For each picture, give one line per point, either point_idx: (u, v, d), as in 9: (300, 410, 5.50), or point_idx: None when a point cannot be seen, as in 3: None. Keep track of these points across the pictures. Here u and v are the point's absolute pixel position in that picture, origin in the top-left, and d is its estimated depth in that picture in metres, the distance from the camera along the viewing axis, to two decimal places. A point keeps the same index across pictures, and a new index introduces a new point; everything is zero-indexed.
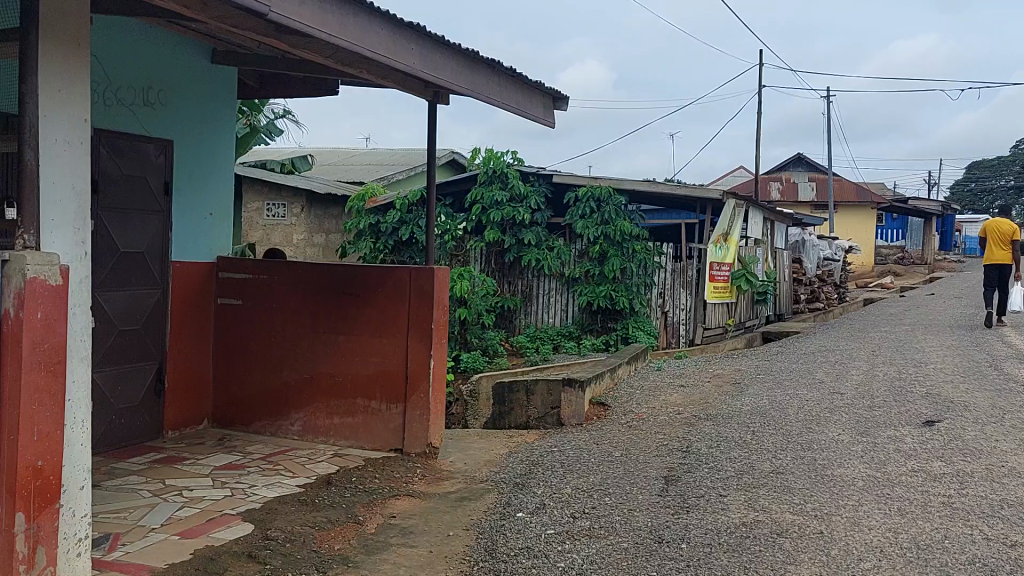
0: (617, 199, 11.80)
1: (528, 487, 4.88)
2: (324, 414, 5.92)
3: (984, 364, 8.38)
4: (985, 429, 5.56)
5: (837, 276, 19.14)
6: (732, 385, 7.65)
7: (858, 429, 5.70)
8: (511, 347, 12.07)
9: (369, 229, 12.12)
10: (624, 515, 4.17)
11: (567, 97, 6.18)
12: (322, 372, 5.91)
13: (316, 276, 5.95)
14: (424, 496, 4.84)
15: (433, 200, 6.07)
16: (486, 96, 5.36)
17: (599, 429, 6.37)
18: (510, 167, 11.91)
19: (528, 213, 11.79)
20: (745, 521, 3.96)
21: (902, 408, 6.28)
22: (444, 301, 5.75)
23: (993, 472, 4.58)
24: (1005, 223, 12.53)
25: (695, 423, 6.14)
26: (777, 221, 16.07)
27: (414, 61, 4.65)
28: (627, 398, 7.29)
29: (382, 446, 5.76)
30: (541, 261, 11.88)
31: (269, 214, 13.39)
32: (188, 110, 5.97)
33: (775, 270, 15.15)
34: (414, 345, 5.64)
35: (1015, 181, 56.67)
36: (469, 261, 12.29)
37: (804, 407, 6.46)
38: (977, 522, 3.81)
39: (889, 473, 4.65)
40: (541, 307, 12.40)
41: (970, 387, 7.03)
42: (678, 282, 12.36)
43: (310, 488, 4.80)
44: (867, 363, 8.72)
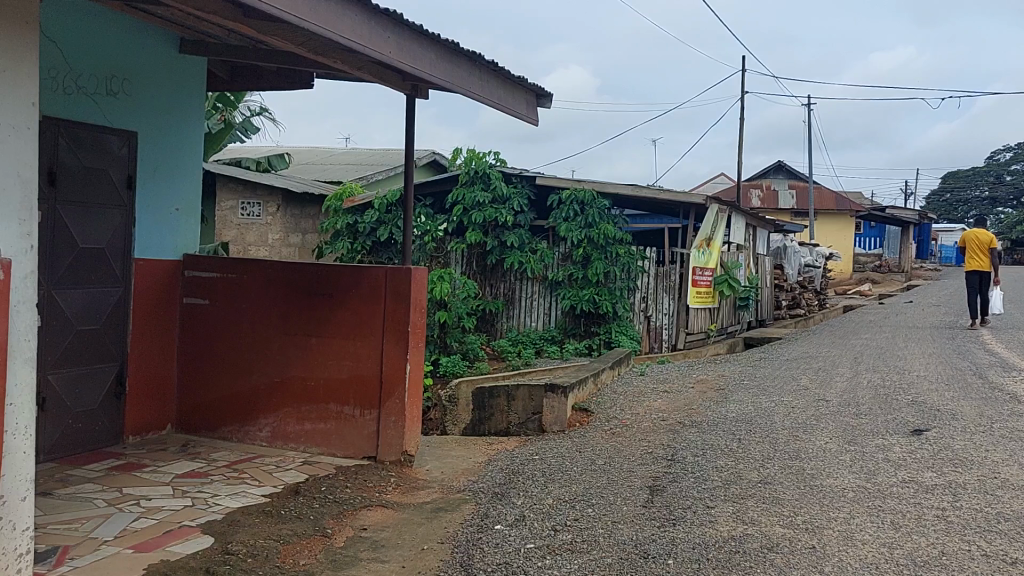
0: (601, 202, 11.63)
1: (507, 497, 4.69)
2: (295, 419, 5.70)
3: (968, 371, 8.28)
4: (975, 438, 5.43)
5: (818, 282, 19.15)
6: (717, 391, 7.51)
7: (846, 438, 5.54)
8: (492, 351, 11.86)
9: (346, 229, 11.92)
10: (607, 528, 3.98)
11: (551, 95, 5.98)
12: (292, 376, 5.69)
13: (287, 276, 5.73)
14: (397, 507, 4.63)
15: (411, 197, 5.88)
16: (466, 90, 5.15)
17: (581, 435, 6.19)
18: (492, 168, 11.75)
19: (511, 214, 11.62)
20: (733, 534, 3.78)
21: (889, 416, 6.14)
22: (422, 302, 5.54)
23: (987, 484, 4.41)
24: (984, 234, 12.55)
25: (679, 431, 5.97)
26: (759, 227, 16.03)
27: (391, 52, 4.45)
28: (610, 404, 7.11)
29: (355, 453, 5.54)
30: (524, 264, 11.70)
31: (243, 213, 13.12)
32: (153, 101, 5.73)
33: (757, 276, 15.08)
34: (390, 348, 5.42)
35: (989, 191, 57.31)
36: (449, 262, 12.10)
37: (790, 415, 6.30)
38: (975, 537, 3.63)
39: (879, 484, 4.48)
40: (522, 310, 12.19)
41: (956, 396, 6.90)
42: (662, 287, 12.23)
43: (276, 498, 4.59)
44: (851, 369, 8.61)
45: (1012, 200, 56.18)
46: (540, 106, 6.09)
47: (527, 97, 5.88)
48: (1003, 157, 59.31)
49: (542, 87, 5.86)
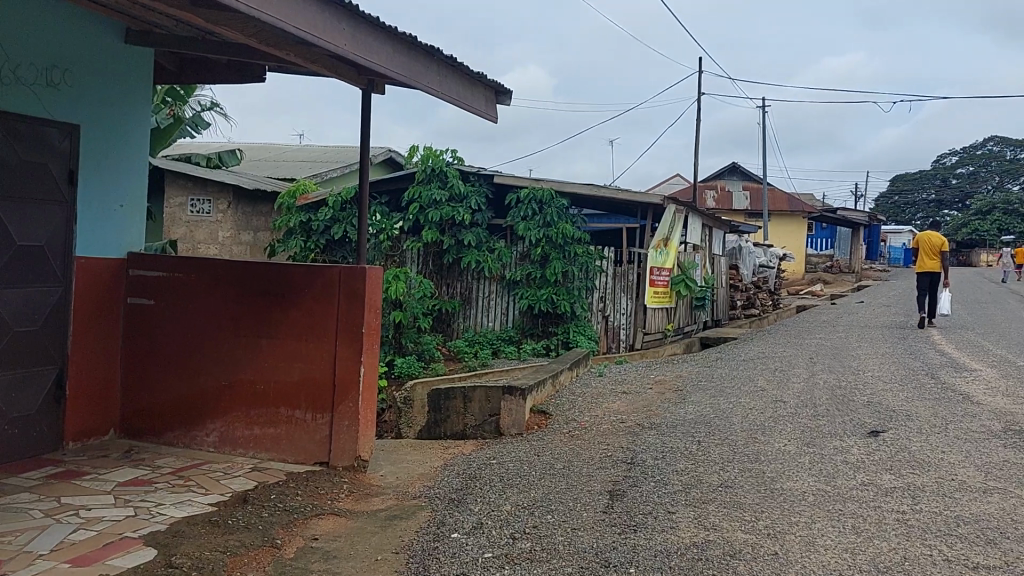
0: (559, 201, 11.57)
1: (464, 504, 4.58)
2: (245, 424, 5.53)
3: (920, 372, 8.37)
4: (931, 439, 5.45)
5: (773, 282, 19.35)
6: (676, 392, 7.48)
7: (805, 440, 5.53)
8: (448, 351, 11.73)
9: (299, 227, 11.69)
10: (567, 535, 3.90)
11: (511, 92, 5.88)
12: (242, 379, 5.52)
13: (237, 276, 5.56)
14: (349, 515, 4.50)
15: (367, 194, 5.74)
16: (423, 85, 5.03)
17: (539, 438, 6.11)
18: (450, 166, 11.63)
19: (468, 213, 11.51)
20: (694, 541, 3.72)
21: (846, 417, 6.15)
22: (377, 304, 5.41)
23: (944, 486, 4.41)
24: (935, 236, 12.77)
25: (639, 433, 5.92)
26: (715, 228, 16.12)
27: (346, 44, 4.31)
28: (568, 405, 7.03)
29: (307, 458, 5.40)
30: (481, 263, 11.59)
31: (192, 210, 12.84)
32: (96, 93, 5.51)
33: (713, 276, 15.15)
34: (344, 351, 5.28)
35: (936, 194, 58.65)
36: (404, 262, 11.99)
37: (748, 416, 6.28)
38: (936, 542, 3.61)
39: (839, 487, 4.46)
40: (479, 310, 12.07)
41: (910, 396, 6.95)
42: (619, 287, 12.22)
43: (224, 508, 4.44)
44: (807, 370, 8.65)
45: (957, 202, 57.54)
46: (499, 103, 5.98)
47: (486, 94, 5.77)
48: (949, 161, 60.71)
49: (502, 84, 5.75)
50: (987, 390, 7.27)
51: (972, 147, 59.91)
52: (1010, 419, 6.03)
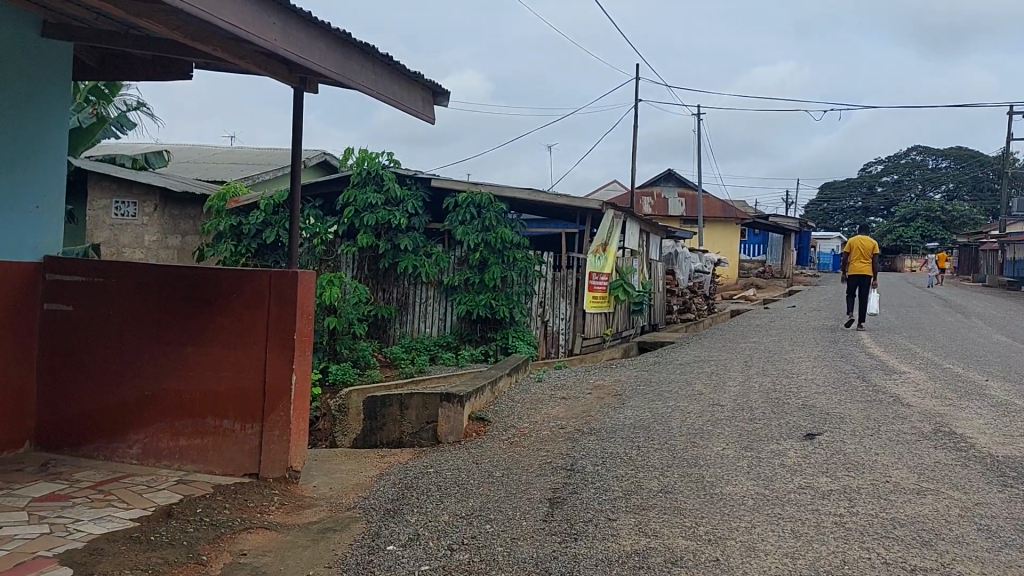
0: (498, 205, 11.49)
1: (400, 514, 4.45)
2: (170, 434, 5.32)
3: (851, 374, 8.51)
4: (864, 442, 5.51)
5: (708, 287, 19.60)
6: (614, 397, 7.46)
7: (742, 443, 5.53)
8: (385, 358, 11.54)
9: (230, 231, 11.38)
10: (506, 546, 3.80)
11: (449, 93, 5.78)
12: (168, 388, 5.31)
13: (161, 281, 5.33)
14: (280, 529, 4.34)
15: (298, 196, 5.58)
16: (357, 83, 4.89)
17: (477, 445, 6.00)
18: (386, 170, 11.47)
19: (405, 217, 11.37)
20: (636, 549, 3.65)
21: (781, 421, 6.19)
22: (309, 309, 5.25)
23: (880, 488, 4.44)
24: (867, 239, 13.12)
25: (578, 439, 5.86)
26: (652, 233, 16.25)
27: (276, 39, 4.15)
28: (507, 412, 6.94)
29: (236, 470, 5.21)
30: (418, 268, 11.44)
31: (117, 212, 12.42)
32: (11, 88, 5.22)
33: (650, 281, 15.25)
34: (275, 359, 5.11)
35: (862, 202, 60.39)
36: (340, 266, 11.73)
37: (686, 420, 6.28)
38: (874, 544, 3.61)
39: (777, 490, 4.46)
40: (416, 316, 11.91)
41: (843, 399, 7.05)
42: (558, 292, 12.19)
43: (147, 523, 4.24)
44: (742, 373, 8.72)
45: (882, 209, 59.33)
46: (437, 105, 5.87)
47: (423, 94, 5.65)
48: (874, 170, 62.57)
49: (439, 85, 5.64)
50: (917, 392, 7.41)
51: (896, 156, 61.87)
52: (940, 420, 6.14)
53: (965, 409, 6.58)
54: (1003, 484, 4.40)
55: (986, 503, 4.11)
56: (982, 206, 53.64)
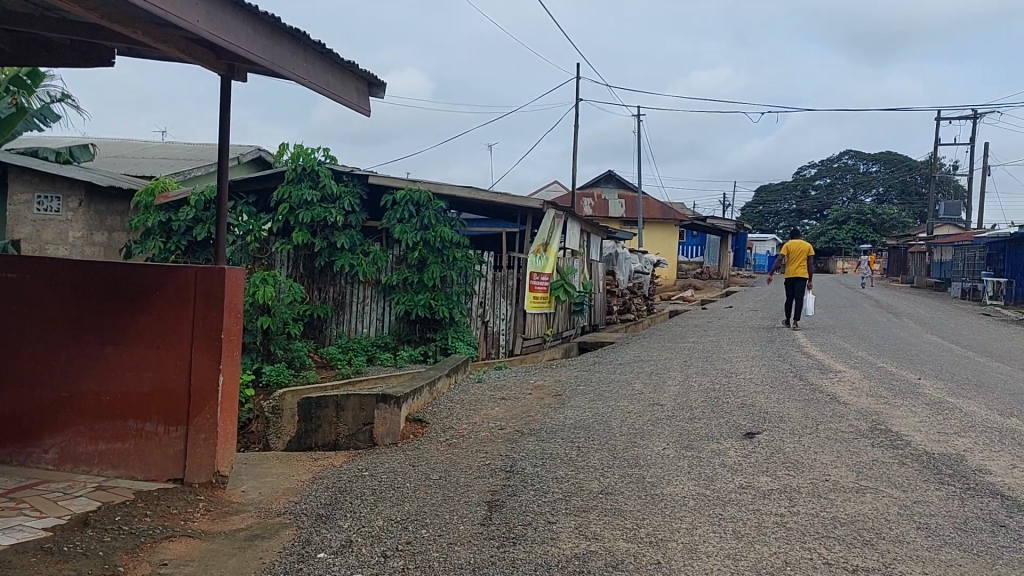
0: (437, 203, 11.35)
1: (332, 520, 4.28)
2: (88, 439, 5.06)
3: (788, 374, 8.58)
4: (803, 440, 5.51)
5: (647, 288, 19.72)
6: (554, 397, 7.38)
7: (683, 443, 5.48)
8: (321, 359, 11.27)
9: (159, 227, 11.01)
10: (443, 551, 3.66)
11: (385, 84, 5.61)
12: (86, 390, 5.04)
13: (78, 276, 5.05)
14: (205, 536, 4.13)
15: (226, 189, 5.36)
16: (288, 71, 4.69)
17: (415, 447, 5.84)
18: (322, 166, 11.24)
19: (341, 214, 11.18)
20: (576, 552, 3.55)
21: (721, 420, 6.16)
22: (238, 306, 5.03)
23: (819, 487, 4.43)
24: (802, 244, 13.34)
25: (517, 439, 5.74)
26: (592, 233, 16.27)
27: (199, 21, 3.93)
28: (446, 413, 6.79)
29: (159, 475, 4.97)
30: (356, 266, 11.22)
31: (39, 207, 11.86)
32: None
33: (590, 281, 15.25)
34: (201, 359, 4.89)
35: (796, 205, 61.73)
36: (274, 265, 11.44)
37: (627, 420, 6.22)
38: (816, 544, 3.57)
39: (718, 490, 4.41)
40: (354, 315, 11.68)
41: (781, 398, 7.08)
42: (498, 292, 12.08)
43: (60, 532, 3.99)
44: (682, 373, 8.72)
45: (816, 212, 60.70)
46: (373, 96, 5.70)
47: (358, 85, 5.48)
48: (808, 174, 64.04)
49: (375, 76, 5.47)
50: (852, 391, 7.49)
51: (829, 161, 63.38)
52: (876, 418, 6.20)
53: (900, 407, 6.66)
54: (941, 482, 4.43)
55: (924, 500, 4.12)
56: (911, 210, 55.27)
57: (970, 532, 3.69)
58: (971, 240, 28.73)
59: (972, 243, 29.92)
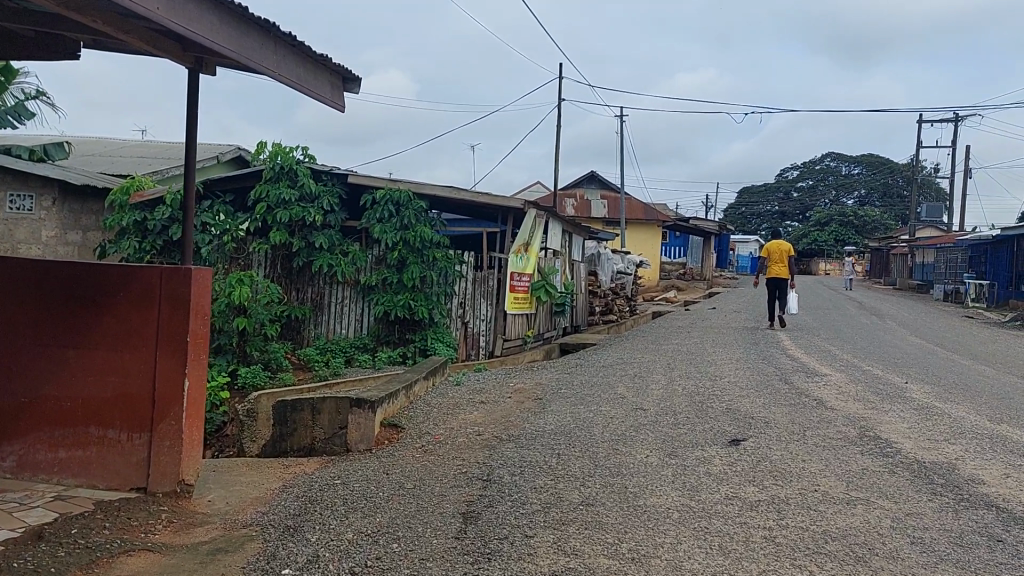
0: (417, 203, 11.17)
1: (300, 532, 4.08)
2: (48, 447, 4.83)
3: (773, 377, 8.44)
4: (790, 448, 5.37)
5: (630, 289, 19.59)
6: (535, 401, 7.21)
7: (667, 450, 5.32)
8: (298, 360, 11.04)
9: (133, 226, 10.74)
10: (415, 568, 3.47)
11: (359, 79, 5.42)
12: (46, 395, 4.82)
13: (38, 275, 4.83)
14: (165, 550, 3.93)
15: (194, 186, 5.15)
16: (256, 62, 4.48)
17: (389, 454, 5.64)
18: (301, 164, 11.03)
19: (320, 213, 10.96)
20: (555, 570, 3.38)
21: (706, 426, 6.01)
22: (204, 308, 4.82)
23: (808, 498, 4.28)
24: (784, 243, 13.34)
25: (496, 446, 5.56)
26: (575, 234, 16.12)
27: (160, 8, 3.71)
28: (422, 418, 6.60)
29: (121, 485, 4.75)
30: (334, 266, 11.01)
31: (11, 206, 11.56)
32: None
33: (572, 282, 15.10)
34: (166, 362, 4.67)
35: (779, 206, 61.94)
36: (251, 265, 11.20)
37: (609, 426, 6.05)
38: (806, 561, 3.41)
39: (703, 501, 4.25)
40: (332, 316, 11.46)
41: (766, 403, 6.94)
42: (479, 292, 11.91)
43: (12, 547, 3.78)
44: (665, 376, 8.57)
45: (798, 214, 60.90)
46: (347, 92, 5.50)
47: (331, 79, 5.28)
48: (790, 175, 64.26)
49: (349, 70, 5.28)
50: (838, 395, 7.37)
51: (812, 162, 63.62)
52: (863, 424, 6.07)
53: (887, 412, 6.54)
54: (933, 494, 4.31)
55: (916, 513, 3.99)
56: (892, 211, 55.54)
57: (965, 547, 3.54)
58: (953, 241, 28.81)
59: (954, 245, 30.02)
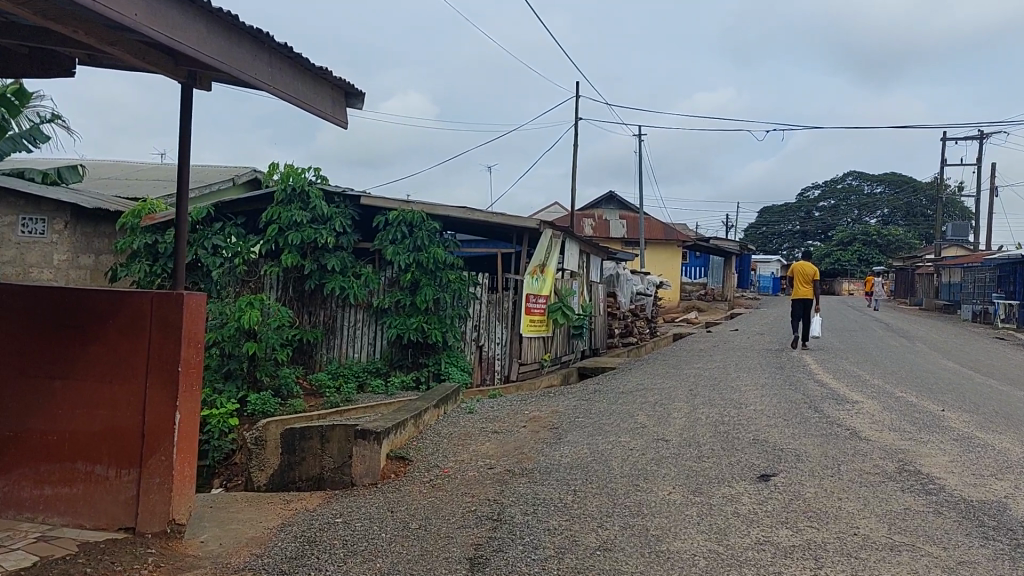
0: (431, 224, 10.92)
1: None
2: (34, 483, 4.56)
3: (802, 405, 8.06)
4: (823, 484, 5.01)
5: (649, 310, 19.20)
6: (550, 431, 6.88)
7: (691, 487, 4.97)
8: (309, 386, 10.76)
9: (145, 250, 10.57)
10: None
11: (362, 94, 5.16)
12: (32, 429, 4.56)
13: (26, 301, 4.57)
14: None
15: (187, 206, 4.94)
16: (248, 75, 4.22)
17: (394, 490, 5.32)
18: (313, 186, 10.81)
19: (332, 235, 10.73)
20: None
21: (733, 459, 5.65)
22: (198, 337, 4.55)
23: (847, 543, 3.93)
24: (809, 266, 13.12)
25: (509, 481, 5.24)
26: (592, 254, 15.76)
27: (139, 15, 3.44)
28: (431, 449, 6.27)
29: (109, 524, 4.46)
30: (346, 289, 10.76)
31: (25, 230, 11.34)
32: None
33: (590, 303, 14.74)
34: (157, 394, 4.40)
35: (800, 226, 61.36)
36: (263, 287, 10.98)
37: (629, 459, 5.71)
38: None
39: (733, 547, 3.90)
40: (344, 340, 11.18)
41: (796, 433, 6.57)
42: (494, 315, 11.62)
43: None
44: (687, 403, 8.21)
45: (820, 233, 60.27)
46: (349, 107, 5.24)
47: (332, 94, 5.02)
48: (811, 195, 63.67)
49: (350, 84, 5.02)
50: (871, 425, 7.00)
51: (834, 181, 63.05)
52: (902, 458, 5.69)
53: (926, 444, 6.16)
54: (986, 540, 3.96)
55: (969, 562, 3.65)
56: (916, 230, 54.82)
57: None
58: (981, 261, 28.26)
59: (981, 265, 29.45)
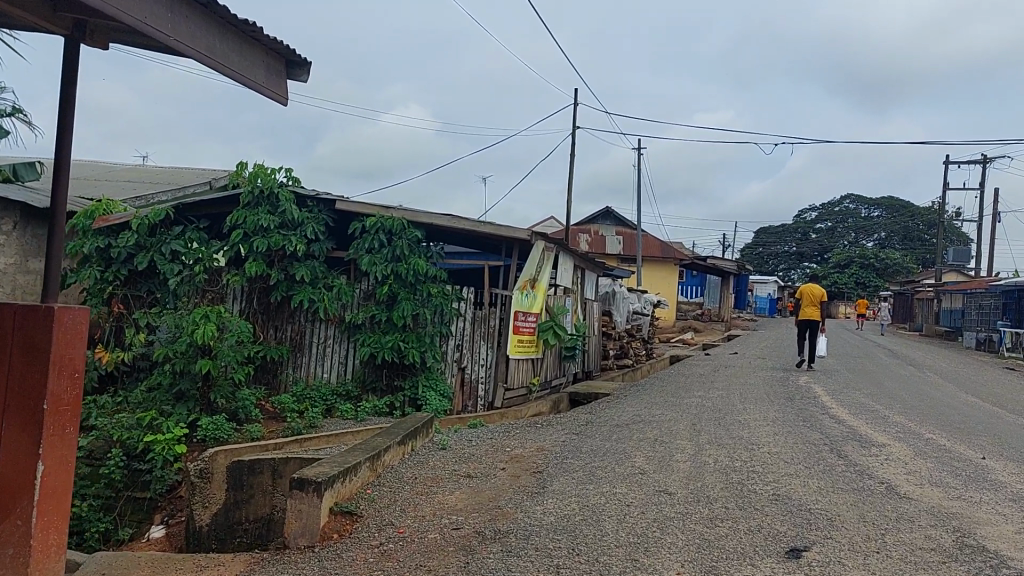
0: (411, 233, 9.91)
1: None
2: None
3: (822, 448, 7.02)
4: (870, 566, 3.99)
5: (645, 331, 18.20)
6: (532, 476, 5.84)
7: (704, 566, 3.94)
8: (271, 409, 9.71)
9: (97, 254, 9.47)
10: None
11: (307, 62, 4.19)
12: None
13: None
14: None
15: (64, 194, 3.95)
16: (140, 19, 3.22)
17: (333, 557, 4.29)
18: (283, 188, 9.83)
19: (302, 243, 9.73)
20: None
21: (753, 524, 4.62)
22: (74, 367, 3.58)
23: None
24: (817, 288, 12.12)
25: (476, 551, 4.20)
26: (587, 271, 14.75)
27: None
28: (390, 500, 5.23)
29: None
30: (316, 303, 9.76)
31: None
32: None
33: (583, 323, 13.74)
34: (15, 438, 3.42)
35: (797, 247, 60.57)
36: (225, 299, 9.98)
37: (626, 520, 4.68)
38: None
39: None
40: (313, 358, 10.17)
41: (823, 486, 5.55)
42: (478, 334, 10.60)
43: None
44: (689, 443, 7.18)
45: (817, 255, 59.37)
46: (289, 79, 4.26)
47: (266, 60, 4.04)
48: (809, 216, 62.92)
49: (289, 48, 4.04)
50: (909, 477, 5.96)
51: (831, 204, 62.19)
52: (957, 527, 4.66)
53: (982, 506, 5.14)
54: None
55: None
56: (915, 254, 53.81)
57: None
58: (987, 286, 27.28)
59: (987, 291, 28.44)
